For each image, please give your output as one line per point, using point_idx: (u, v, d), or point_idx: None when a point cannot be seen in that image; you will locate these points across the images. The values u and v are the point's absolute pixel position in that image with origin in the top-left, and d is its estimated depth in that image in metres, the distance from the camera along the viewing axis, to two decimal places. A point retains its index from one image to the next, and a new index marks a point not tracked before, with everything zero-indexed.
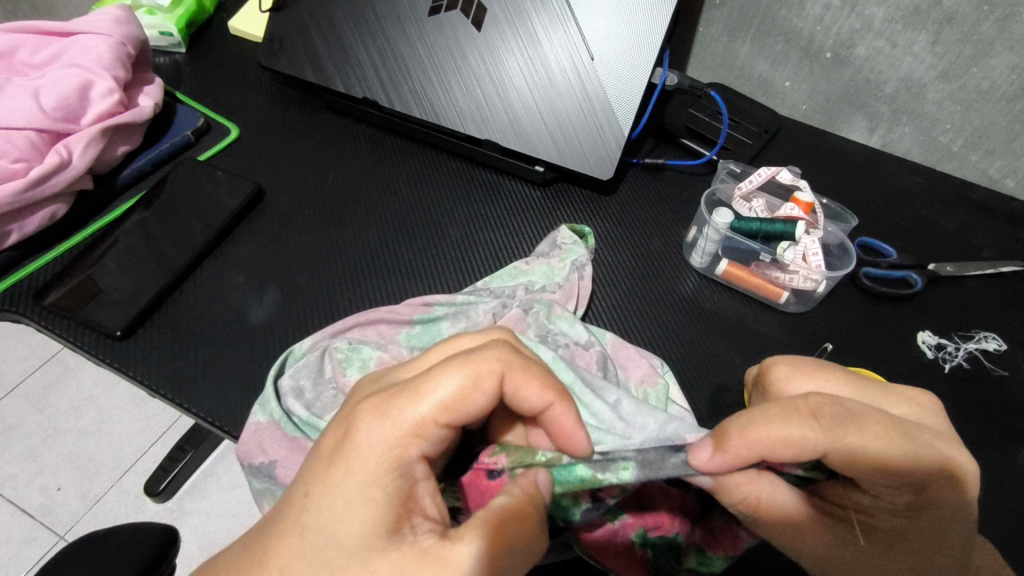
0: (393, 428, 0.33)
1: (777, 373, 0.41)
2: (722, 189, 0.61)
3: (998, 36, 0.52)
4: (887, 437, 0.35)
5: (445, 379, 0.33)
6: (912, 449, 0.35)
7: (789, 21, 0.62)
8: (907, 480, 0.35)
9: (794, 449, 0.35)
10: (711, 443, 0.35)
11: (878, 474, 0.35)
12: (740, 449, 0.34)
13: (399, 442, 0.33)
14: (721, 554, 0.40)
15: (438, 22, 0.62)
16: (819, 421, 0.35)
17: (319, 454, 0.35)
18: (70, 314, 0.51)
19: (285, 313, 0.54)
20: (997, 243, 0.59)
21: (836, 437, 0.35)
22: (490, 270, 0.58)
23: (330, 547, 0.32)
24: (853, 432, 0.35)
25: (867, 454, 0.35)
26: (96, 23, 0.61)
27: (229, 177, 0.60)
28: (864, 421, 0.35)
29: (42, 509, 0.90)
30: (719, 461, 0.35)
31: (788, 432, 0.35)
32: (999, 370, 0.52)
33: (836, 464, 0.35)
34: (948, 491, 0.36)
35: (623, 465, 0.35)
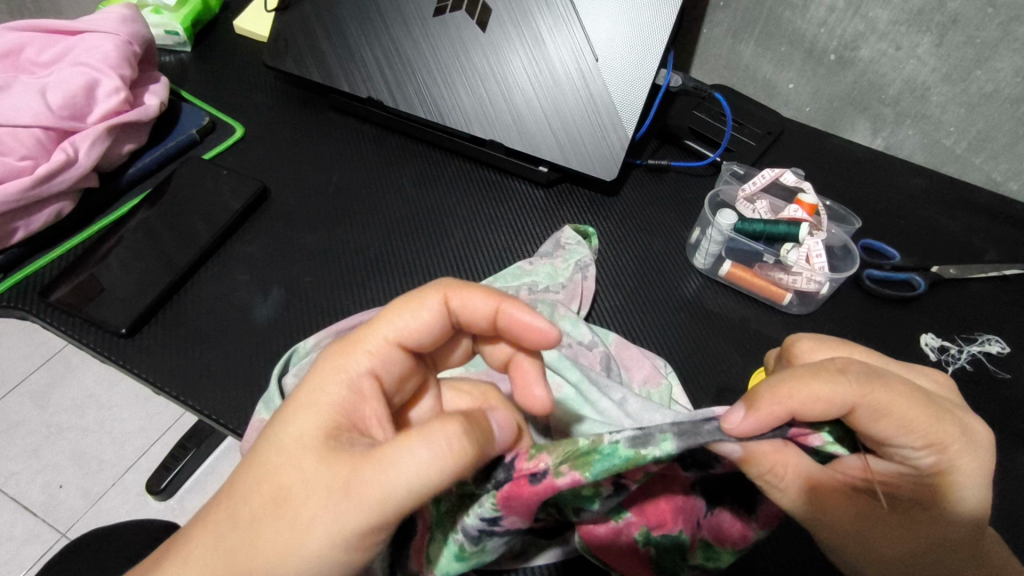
0: (348, 347, 0.36)
1: (801, 346, 0.41)
2: (725, 191, 0.61)
3: (1001, 39, 0.52)
4: (910, 398, 0.36)
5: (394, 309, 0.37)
6: (932, 410, 0.36)
7: (792, 23, 0.62)
8: (927, 440, 0.36)
9: (823, 405, 0.35)
10: (744, 404, 0.34)
11: (901, 434, 0.35)
12: (771, 403, 0.34)
13: (351, 361, 0.36)
14: (729, 548, 0.40)
15: (443, 22, 0.62)
16: (848, 379, 0.35)
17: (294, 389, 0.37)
18: (75, 312, 0.51)
19: (289, 312, 0.54)
20: (1000, 246, 0.60)
21: (866, 394, 0.35)
22: (493, 269, 0.58)
23: (275, 454, 0.33)
24: (880, 390, 0.35)
25: (893, 412, 0.35)
26: (103, 22, 0.61)
27: (233, 176, 0.60)
28: (889, 381, 0.35)
29: (44, 507, 0.91)
30: (754, 422, 0.33)
31: (820, 389, 0.35)
32: (1001, 372, 0.52)
33: (864, 422, 0.35)
34: (965, 453, 0.36)
35: (663, 436, 0.32)
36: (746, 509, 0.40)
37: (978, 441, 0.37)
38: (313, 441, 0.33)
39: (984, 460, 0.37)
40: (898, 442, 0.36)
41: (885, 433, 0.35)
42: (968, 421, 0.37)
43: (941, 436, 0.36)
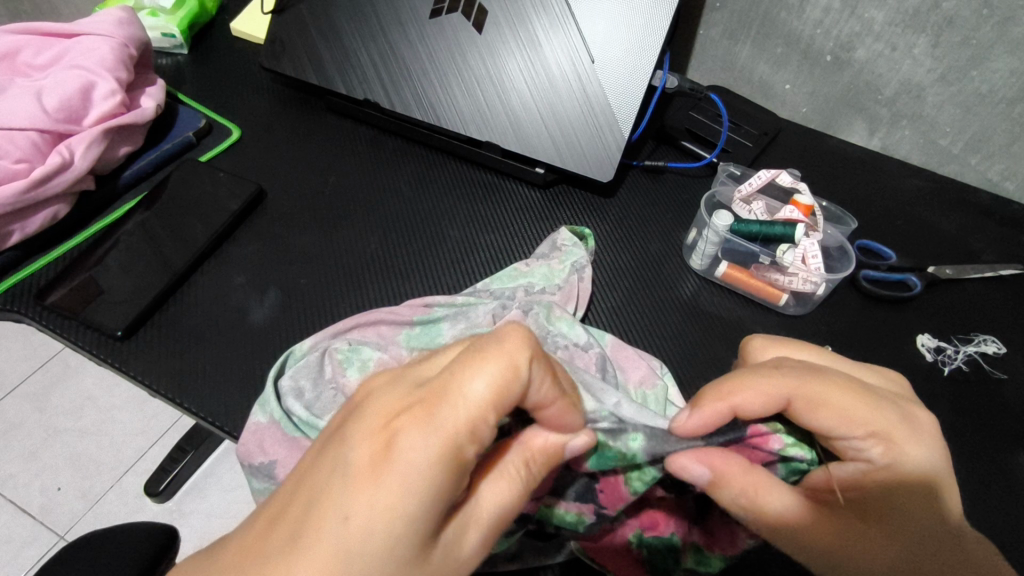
0: (445, 439, 0.30)
1: (753, 343, 0.43)
2: (723, 191, 0.61)
3: (997, 40, 0.52)
4: (848, 390, 0.38)
5: (481, 378, 0.31)
6: (870, 401, 0.38)
7: (788, 24, 0.62)
8: (870, 429, 0.37)
9: (763, 401, 0.37)
10: (688, 405, 0.38)
11: (843, 424, 0.37)
12: (712, 401, 0.37)
13: (448, 455, 0.30)
14: (719, 553, 0.40)
15: (439, 24, 0.62)
16: (782, 374, 0.37)
17: (347, 464, 0.30)
18: (71, 314, 0.51)
19: (286, 314, 0.54)
20: (997, 246, 0.60)
21: (800, 388, 0.37)
22: (490, 270, 0.58)
23: (373, 561, 0.29)
24: (815, 382, 0.37)
25: (830, 402, 0.37)
26: (99, 24, 0.61)
27: (230, 178, 0.60)
28: (824, 374, 0.38)
29: (42, 509, 0.91)
30: (698, 418, 0.37)
31: (759, 385, 0.37)
32: (998, 373, 0.52)
33: (802, 414, 0.37)
34: (912, 440, 0.37)
35: (633, 436, 0.38)
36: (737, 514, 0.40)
37: (924, 428, 0.38)
38: (416, 551, 0.30)
39: (936, 448, 0.38)
40: (844, 435, 0.37)
41: (828, 424, 0.37)
42: (909, 409, 0.39)
43: (885, 424, 0.37)
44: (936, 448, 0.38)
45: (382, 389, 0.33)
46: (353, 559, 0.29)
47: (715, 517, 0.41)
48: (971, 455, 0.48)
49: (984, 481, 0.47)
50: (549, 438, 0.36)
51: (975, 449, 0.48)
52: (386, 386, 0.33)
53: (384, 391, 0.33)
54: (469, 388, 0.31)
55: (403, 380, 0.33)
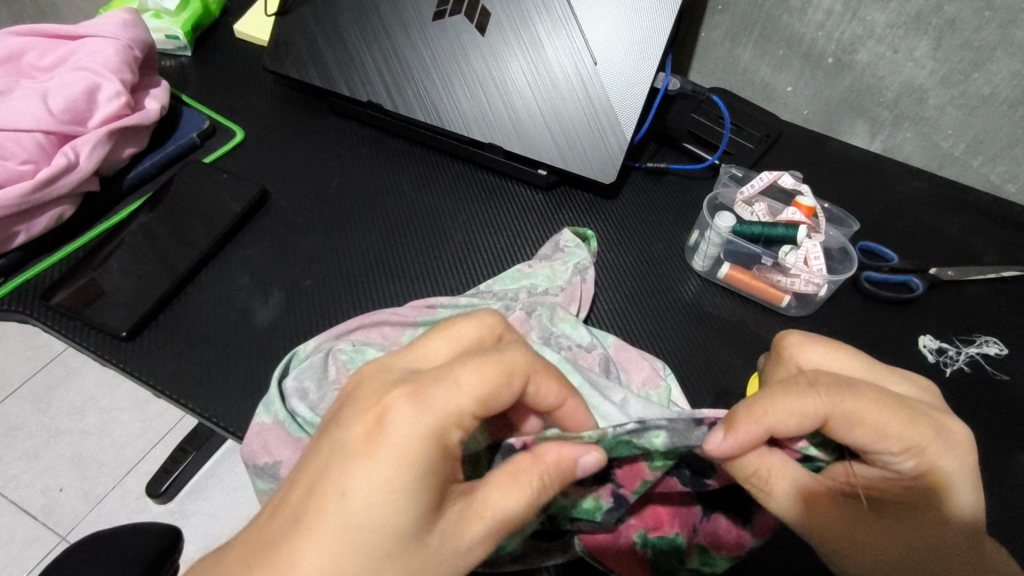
0: (432, 417, 0.31)
1: (789, 341, 0.41)
2: (724, 194, 0.61)
3: (999, 43, 0.53)
4: (885, 406, 0.36)
5: (476, 375, 0.32)
6: (905, 413, 0.36)
7: (790, 26, 0.62)
8: (905, 444, 0.36)
9: (798, 420, 0.35)
10: (720, 426, 0.36)
11: (878, 440, 0.35)
12: (745, 424, 0.35)
13: (438, 433, 0.31)
14: (725, 554, 0.41)
15: (442, 26, 0.62)
16: (816, 390, 0.35)
17: (342, 444, 0.32)
18: (75, 315, 0.51)
19: (288, 315, 0.54)
20: (998, 248, 0.60)
21: (835, 405, 0.35)
22: (492, 272, 0.58)
23: (373, 537, 0.30)
24: (850, 398, 0.35)
25: (866, 419, 0.35)
26: (104, 27, 0.62)
27: (235, 180, 0.61)
28: (860, 388, 0.36)
29: (44, 510, 0.91)
30: (732, 442, 0.35)
31: (790, 405, 0.35)
32: (999, 374, 0.53)
33: (837, 429, 0.35)
34: (944, 452, 0.36)
35: (656, 433, 0.35)
36: (743, 516, 0.40)
37: (958, 441, 0.37)
38: (416, 523, 0.30)
39: (967, 461, 0.36)
40: (877, 448, 0.36)
41: (863, 439, 0.35)
42: (943, 421, 0.37)
43: (918, 439, 0.36)
44: (965, 461, 0.36)
45: (369, 378, 0.34)
46: (359, 533, 0.30)
47: (722, 521, 0.41)
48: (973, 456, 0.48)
49: (986, 482, 0.47)
50: (561, 452, 0.34)
51: (977, 450, 0.49)
52: (376, 373, 0.34)
53: (373, 377, 0.34)
54: (457, 377, 0.32)
55: (393, 369, 0.35)
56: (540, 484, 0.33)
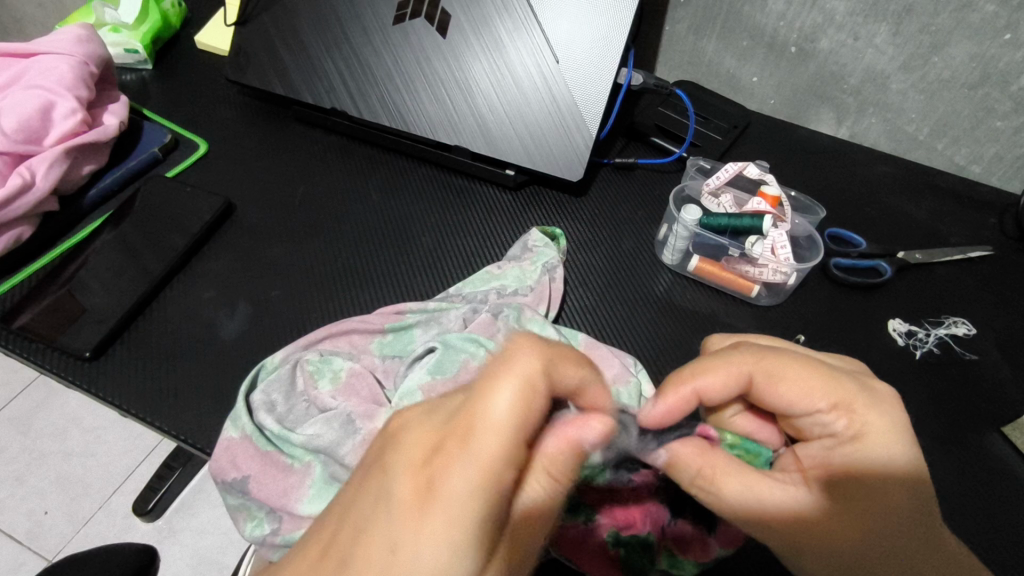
0: (481, 460, 0.29)
1: (712, 341, 0.45)
2: (692, 186, 0.62)
3: (956, 26, 0.53)
4: (802, 361, 0.39)
5: (509, 400, 0.30)
6: (830, 372, 0.39)
7: (752, 17, 0.63)
8: (829, 398, 0.38)
9: (725, 379, 0.39)
10: (653, 396, 0.40)
11: (804, 395, 0.38)
12: (674, 386, 0.39)
13: (489, 478, 0.29)
14: (692, 558, 0.41)
15: (403, 30, 0.62)
16: (737, 351, 0.40)
17: (388, 504, 0.30)
18: (39, 337, 0.51)
19: (256, 327, 0.53)
20: (966, 228, 0.60)
21: (757, 364, 0.39)
22: (461, 275, 0.58)
23: None
24: (770, 356, 0.39)
25: (787, 374, 0.38)
26: (58, 43, 0.61)
27: (201, 193, 0.60)
28: (777, 350, 0.40)
29: (29, 534, 0.89)
30: (662, 407, 0.39)
31: (723, 365, 0.39)
32: (969, 354, 0.53)
33: (762, 390, 0.39)
34: (872, 408, 0.38)
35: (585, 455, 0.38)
36: (709, 523, 0.42)
37: (888, 402, 0.38)
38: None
39: (903, 423, 0.38)
40: (805, 406, 0.39)
41: (784, 394, 0.39)
42: (867, 383, 0.39)
43: (842, 393, 0.38)
44: (902, 422, 0.38)
45: (414, 421, 0.32)
46: None
47: (689, 525, 0.42)
48: (947, 437, 0.49)
49: (962, 463, 0.47)
50: (561, 442, 0.33)
51: (950, 431, 0.49)
52: (420, 416, 0.32)
53: (419, 423, 0.32)
54: (491, 407, 0.30)
55: (432, 412, 0.32)
56: (546, 476, 0.32)
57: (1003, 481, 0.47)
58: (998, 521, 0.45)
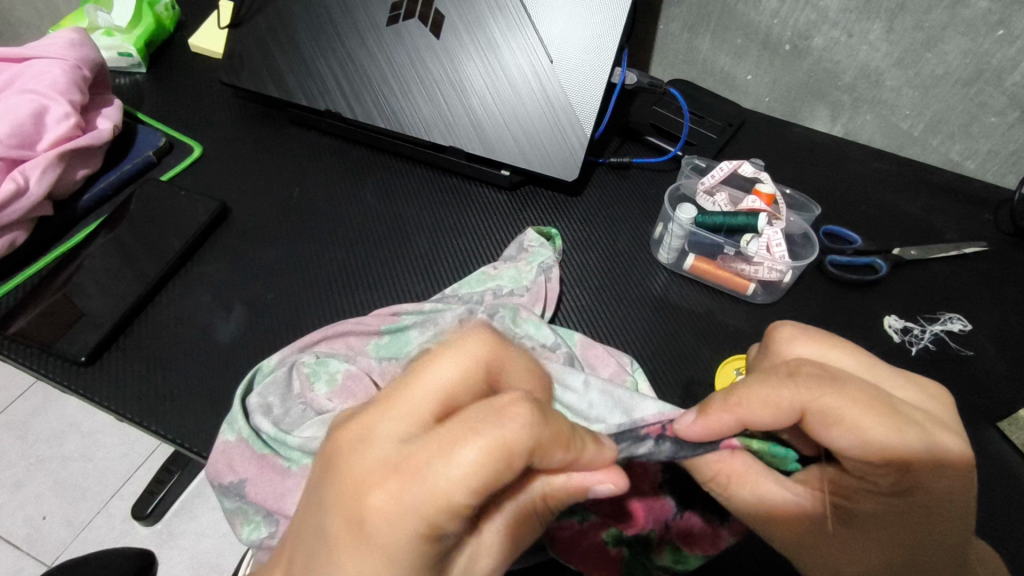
0: (419, 515, 0.25)
1: (779, 334, 0.39)
2: (687, 184, 0.61)
3: (949, 23, 0.53)
4: (867, 405, 0.33)
5: (464, 463, 0.25)
6: (896, 422, 0.33)
7: (745, 15, 0.63)
8: (882, 450, 0.33)
9: (771, 411, 0.35)
10: (695, 410, 0.37)
11: (858, 446, 0.33)
12: (718, 410, 0.35)
13: (430, 532, 0.26)
14: (698, 552, 0.41)
15: (397, 31, 0.62)
16: (796, 383, 0.34)
17: (324, 534, 0.27)
18: (33, 341, 0.51)
19: (252, 330, 0.53)
20: (962, 224, 0.60)
21: (813, 400, 0.34)
22: (457, 275, 0.58)
23: None
24: (832, 394, 0.34)
25: (846, 420, 0.33)
26: (50, 47, 0.61)
27: (195, 196, 0.60)
28: (845, 385, 0.34)
29: (28, 539, 0.89)
30: (699, 427, 0.36)
31: (774, 396, 0.35)
32: (965, 350, 0.53)
33: (814, 428, 0.34)
34: (930, 469, 0.33)
35: None
36: (718, 514, 0.41)
37: (953, 463, 0.33)
38: None
39: (956, 482, 0.34)
40: (854, 455, 0.34)
41: (831, 438, 0.34)
42: (936, 435, 0.34)
43: (901, 450, 0.33)
44: (954, 481, 0.34)
45: (350, 446, 0.28)
46: None
47: (696, 519, 0.42)
48: None
49: None
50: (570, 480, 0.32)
51: None
52: (356, 443, 0.27)
53: (359, 457, 0.27)
54: (442, 467, 0.25)
55: (371, 436, 0.27)
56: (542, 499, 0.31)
57: (999, 476, 0.47)
58: (994, 516, 0.45)
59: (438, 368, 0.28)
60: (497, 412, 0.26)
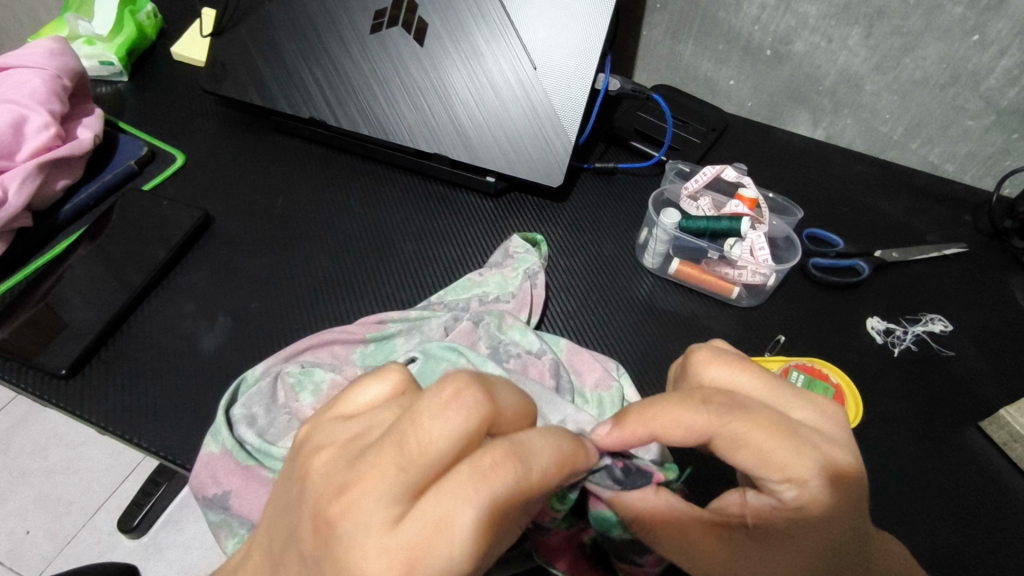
0: None
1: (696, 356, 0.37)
2: (670, 190, 0.61)
3: (925, 28, 0.54)
4: (773, 432, 0.33)
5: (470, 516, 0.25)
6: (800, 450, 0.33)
7: (727, 21, 0.63)
8: (786, 475, 0.33)
9: (680, 429, 0.34)
10: (613, 419, 0.37)
11: (758, 466, 0.33)
12: (632, 424, 0.35)
13: None
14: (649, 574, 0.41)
15: (380, 39, 0.62)
16: (705, 408, 0.34)
17: None
18: (12, 354, 0.50)
19: (237, 340, 0.53)
20: (941, 226, 0.61)
21: (717, 427, 0.33)
22: (442, 283, 0.57)
23: None
24: (737, 419, 0.33)
25: (750, 443, 0.33)
26: (29, 57, 0.60)
27: (177, 205, 0.60)
28: (751, 410, 0.33)
29: (10, 555, 0.88)
30: (616, 436, 0.36)
31: (681, 416, 0.34)
32: (946, 350, 0.54)
33: (721, 451, 0.34)
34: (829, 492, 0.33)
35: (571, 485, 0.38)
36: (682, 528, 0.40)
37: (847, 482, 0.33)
38: None
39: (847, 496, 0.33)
40: (757, 473, 0.33)
41: (740, 462, 0.33)
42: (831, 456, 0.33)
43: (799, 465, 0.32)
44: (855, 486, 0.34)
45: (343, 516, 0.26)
46: None
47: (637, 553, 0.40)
48: (926, 433, 0.49)
49: (940, 458, 0.48)
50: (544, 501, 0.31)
51: (930, 426, 0.50)
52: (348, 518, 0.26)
53: (356, 541, 0.26)
54: (455, 521, 0.25)
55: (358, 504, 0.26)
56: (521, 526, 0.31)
57: (980, 474, 0.47)
58: (974, 515, 0.45)
59: (431, 434, 0.26)
60: (484, 471, 0.26)
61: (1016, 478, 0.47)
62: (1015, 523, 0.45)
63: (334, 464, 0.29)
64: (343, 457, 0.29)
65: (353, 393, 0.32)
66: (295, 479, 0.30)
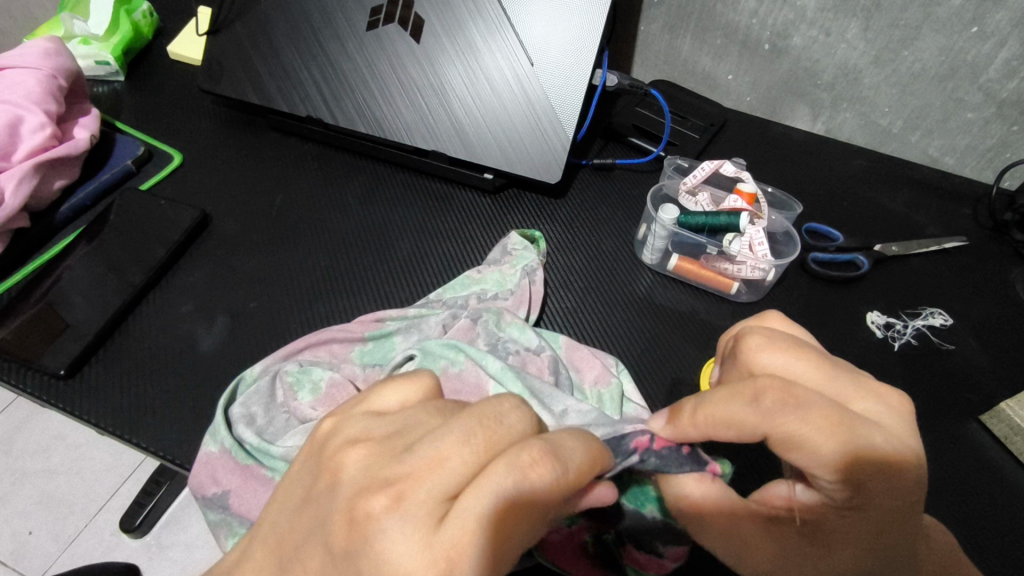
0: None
1: (748, 342, 0.36)
2: (669, 185, 0.61)
3: (924, 20, 0.53)
4: (827, 428, 0.31)
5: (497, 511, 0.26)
6: (856, 447, 0.31)
7: (725, 15, 0.63)
8: (839, 476, 0.32)
9: (728, 427, 0.33)
10: (669, 414, 0.36)
11: (814, 464, 0.32)
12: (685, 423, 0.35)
13: None
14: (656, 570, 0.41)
15: (377, 36, 0.61)
16: (756, 406, 0.33)
17: None
18: (10, 354, 0.50)
19: (236, 340, 0.53)
20: (942, 219, 0.61)
21: (769, 425, 0.32)
22: (441, 280, 0.57)
23: None
24: (790, 417, 0.32)
25: (803, 443, 0.32)
26: (24, 57, 0.60)
27: (174, 204, 0.60)
28: (806, 407, 0.32)
29: (14, 555, 0.88)
30: (670, 432, 0.36)
31: (729, 413, 0.33)
32: (946, 344, 0.53)
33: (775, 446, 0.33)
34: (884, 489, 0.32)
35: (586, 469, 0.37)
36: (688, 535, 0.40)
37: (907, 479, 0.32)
38: None
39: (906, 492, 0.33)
40: (816, 473, 0.32)
41: (794, 459, 0.33)
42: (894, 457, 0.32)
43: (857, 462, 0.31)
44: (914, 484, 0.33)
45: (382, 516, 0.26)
46: None
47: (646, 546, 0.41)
48: (927, 427, 0.49)
49: (941, 452, 0.48)
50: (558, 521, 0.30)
51: (930, 420, 0.49)
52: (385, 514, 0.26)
53: (393, 537, 0.26)
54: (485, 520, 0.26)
55: (396, 502, 0.27)
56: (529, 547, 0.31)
57: (981, 468, 0.47)
58: (975, 509, 0.45)
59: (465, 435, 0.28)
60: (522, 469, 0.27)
61: (1017, 471, 0.47)
62: (1016, 517, 0.45)
63: (370, 462, 0.29)
64: (380, 453, 0.29)
65: (383, 392, 0.33)
66: (323, 476, 0.30)
